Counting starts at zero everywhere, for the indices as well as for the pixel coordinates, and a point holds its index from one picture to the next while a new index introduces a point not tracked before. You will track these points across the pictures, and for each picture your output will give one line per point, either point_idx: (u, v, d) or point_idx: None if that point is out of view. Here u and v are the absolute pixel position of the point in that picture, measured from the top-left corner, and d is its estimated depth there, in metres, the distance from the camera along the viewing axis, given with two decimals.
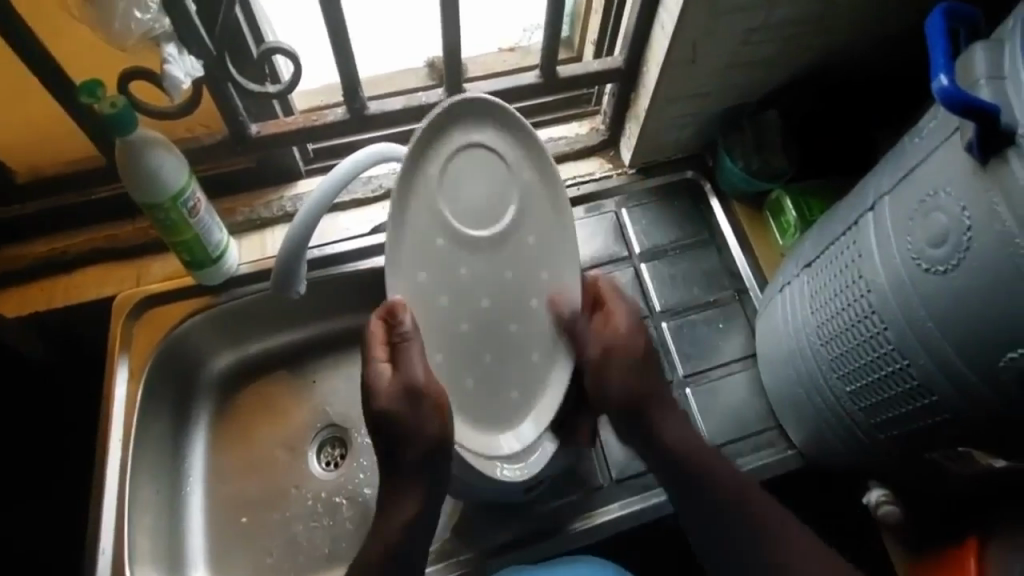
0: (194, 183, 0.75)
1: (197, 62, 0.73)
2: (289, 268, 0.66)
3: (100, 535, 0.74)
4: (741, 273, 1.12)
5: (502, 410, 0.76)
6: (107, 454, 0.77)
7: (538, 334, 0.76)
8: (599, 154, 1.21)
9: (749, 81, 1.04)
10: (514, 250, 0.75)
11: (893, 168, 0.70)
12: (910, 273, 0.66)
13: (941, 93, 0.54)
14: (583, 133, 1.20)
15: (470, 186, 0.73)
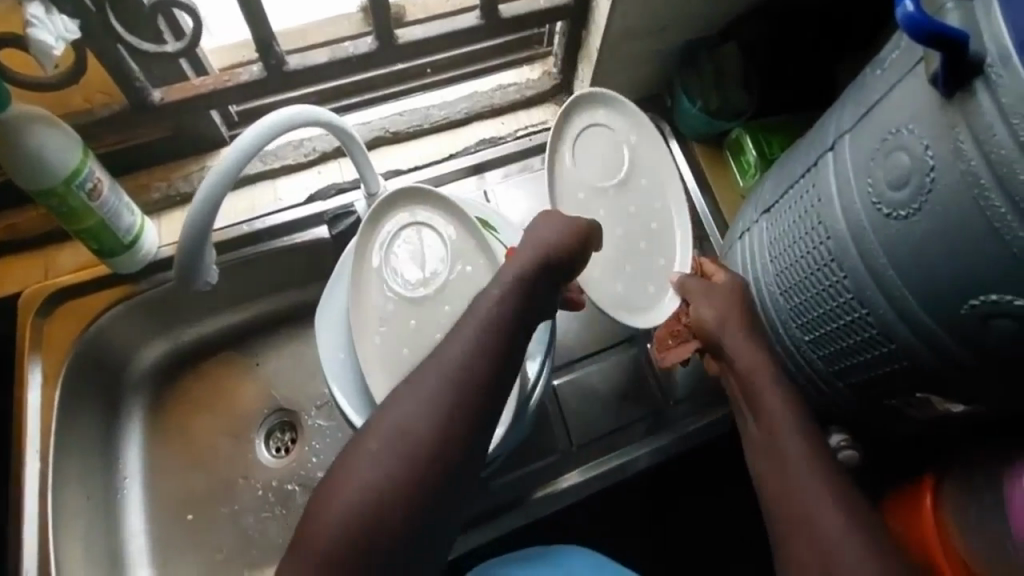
0: (92, 161, 0.68)
1: (70, 22, 0.64)
2: (195, 254, 0.60)
3: (23, 555, 0.68)
4: (702, 219, 1.09)
5: (643, 300, 0.81)
6: (23, 470, 0.70)
7: (668, 244, 0.84)
8: (553, 100, 1.14)
9: (706, 12, 0.97)
10: (635, 190, 0.85)
11: (853, 104, 0.66)
12: (869, 218, 0.63)
13: (907, 20, 0.49)
14: (535, 78, 1.12)
15: (593, 156, 0.85)
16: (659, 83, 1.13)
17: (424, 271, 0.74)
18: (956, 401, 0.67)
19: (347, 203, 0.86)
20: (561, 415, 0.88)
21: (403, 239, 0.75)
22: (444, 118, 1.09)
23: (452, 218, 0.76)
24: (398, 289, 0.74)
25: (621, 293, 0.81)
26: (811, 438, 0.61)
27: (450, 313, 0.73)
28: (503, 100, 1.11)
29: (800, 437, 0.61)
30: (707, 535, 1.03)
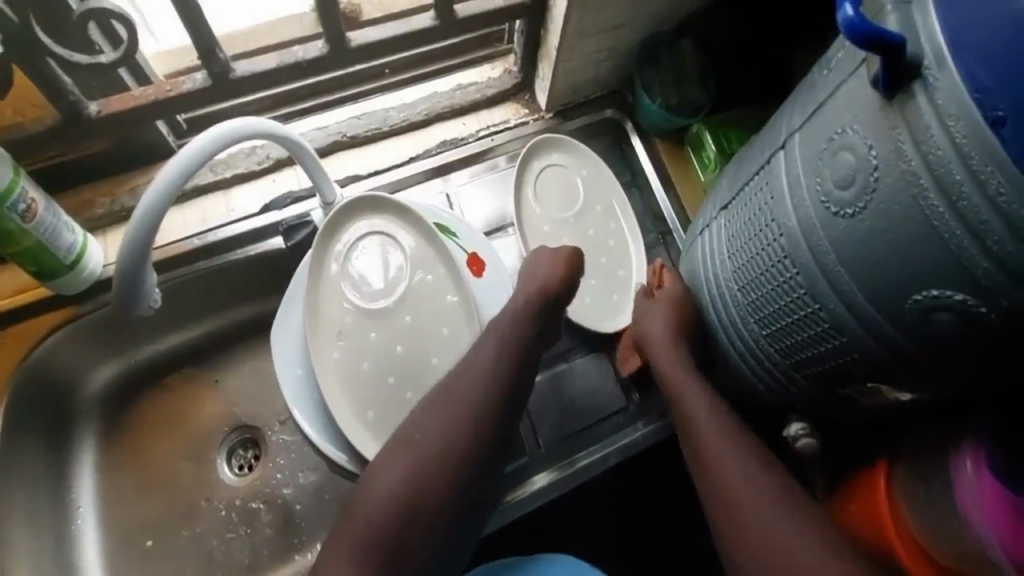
0: (25, 180, 0.65)
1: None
2: (135, 277, 0.58)
3: None
4: (664, 215, 1.11)
5: (609, 310, 0.97)
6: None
7: (623, 259, 1.02)
8: (514, 99, 1.14)
9: (659, 11, 0.99)
10: (591, 216, 1.03)
11: (803, 103, 0.68)
12: (819, 216, 0.65)
13: (847, 24, 0.50)
14: (495, 77, 1.12)
15: (554, 190, 1.03)
16: (618, 80, 1.14)
17: (384, 282, 0.74)
18: (903, 389, 0.69)
19: (305, 211, 0.85)
20: (530, 419, 0.88)
21: (361, 250, 0.74)
22: (403, 121, 1.08)
23: (411, 226, 0.75)
24: (358, 301, 0.73)
25: (588, 306, 0.95)
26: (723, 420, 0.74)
27: (410, 324, 0.74)
28: (463, 100, 1.10)
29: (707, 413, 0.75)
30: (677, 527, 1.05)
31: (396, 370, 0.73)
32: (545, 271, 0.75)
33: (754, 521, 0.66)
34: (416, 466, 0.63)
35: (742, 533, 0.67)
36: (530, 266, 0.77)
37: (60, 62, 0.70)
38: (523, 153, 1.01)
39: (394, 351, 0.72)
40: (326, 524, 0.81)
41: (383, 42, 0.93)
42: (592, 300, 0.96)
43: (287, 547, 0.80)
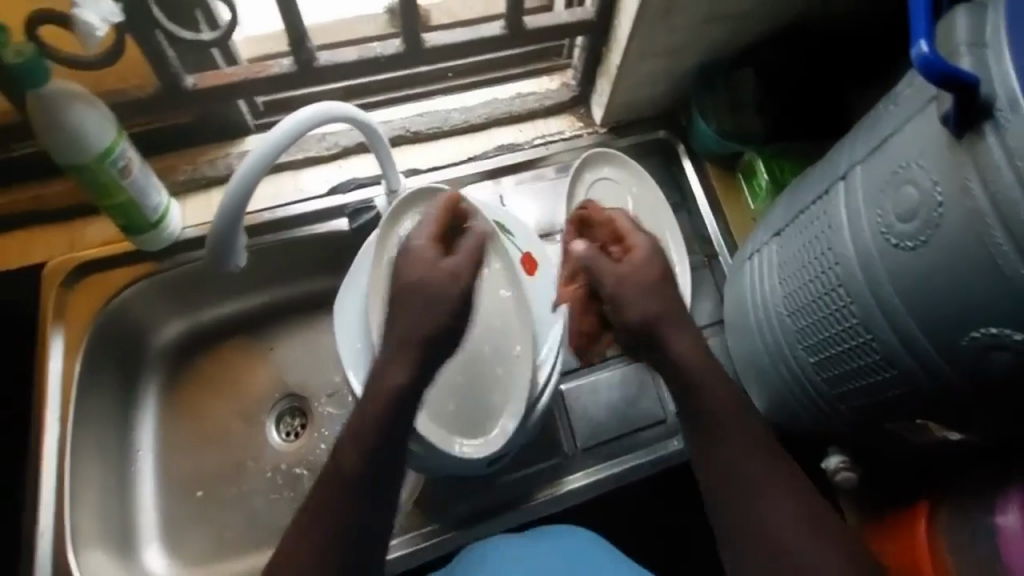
0: (125, 141, 0.71)
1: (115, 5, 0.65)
2: (228, 236, 0.62)
3: (40, 514, 0.72)
4: (712, 239, 1.11)
5: None
6: (41, 435, 0.73)
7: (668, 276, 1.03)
8: (570, 111, 1.16)
9: (723, 37, 1.00)
10: None
11: (867, 136, 0.69)
12: (878, 247, 0.65)
13: (921, 60, 0.52)
14: (554, 89, 1.15)
15: (604, 203, 1.05)
16: (674, 101, 1.16)
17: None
18: (953, 428, 0.69)
19: (368, 197, 0.88)
20: (568, 419, 0.85)
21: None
22: (463, 123, 1.12)
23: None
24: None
25: None
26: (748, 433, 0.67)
27: (463, 312, 0.75)
28: (522, 108, 1.13)
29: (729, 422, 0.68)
30: (710, 541, 1.03)
31: (450, 353, 0.75)
32: (414, 262, 0.68)
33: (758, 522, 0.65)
34: (367, 492, 0.63)
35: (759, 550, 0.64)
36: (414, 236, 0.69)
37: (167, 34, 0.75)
38: (576, 164, 1.04)
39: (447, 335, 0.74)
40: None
41: (454, 46, 0.96)
42: None
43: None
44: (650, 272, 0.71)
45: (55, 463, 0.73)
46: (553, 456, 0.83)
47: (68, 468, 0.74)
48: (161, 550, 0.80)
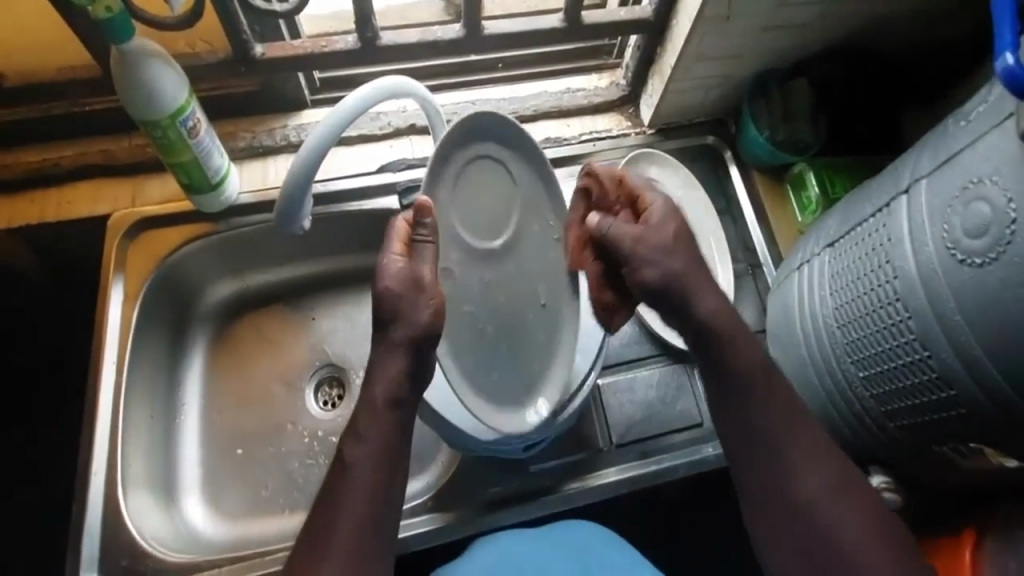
0: (195, 102, 0.73)
1: None
2: (294, 199, 0.63)
3: (95, 456, 0.74)
4: (755, 247, 1.07)
5: None
6: (100, 377, 0.76)
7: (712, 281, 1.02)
8: (617, 110, 1.14)
9: (782, 45, 0.98)
10: None
11: (933, 149, 0.66)
12: (941, 263, 0.63)
13: (1006, 74, 0.51)
14: (602, 87, 1.14)
15: None
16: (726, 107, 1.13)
17: (490, 218, 0.67)
18: (1010, 455, 0.68)
19: (417, 177, 0.89)
20: (603, 414, 0.84)
21: (468, 171, 0.66)
22: (512, 113, 1.11)
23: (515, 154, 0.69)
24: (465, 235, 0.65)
25: None
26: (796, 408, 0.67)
27: (512, 274, 0.69)
28: (571, 103, 1.12)
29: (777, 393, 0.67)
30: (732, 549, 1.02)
31: (495, 322, 0.68)
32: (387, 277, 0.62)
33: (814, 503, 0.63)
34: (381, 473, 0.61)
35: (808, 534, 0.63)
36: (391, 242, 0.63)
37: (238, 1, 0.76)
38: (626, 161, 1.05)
39: (496, 299, 0.67)
40: None
41: (509, 35, 0.96)
42: None
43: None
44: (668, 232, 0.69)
45: (110, 405, 0.76)
46: (586, 450, 0.82)
47: (121, 413, 0.76)
48: (200, 502, 0.82)
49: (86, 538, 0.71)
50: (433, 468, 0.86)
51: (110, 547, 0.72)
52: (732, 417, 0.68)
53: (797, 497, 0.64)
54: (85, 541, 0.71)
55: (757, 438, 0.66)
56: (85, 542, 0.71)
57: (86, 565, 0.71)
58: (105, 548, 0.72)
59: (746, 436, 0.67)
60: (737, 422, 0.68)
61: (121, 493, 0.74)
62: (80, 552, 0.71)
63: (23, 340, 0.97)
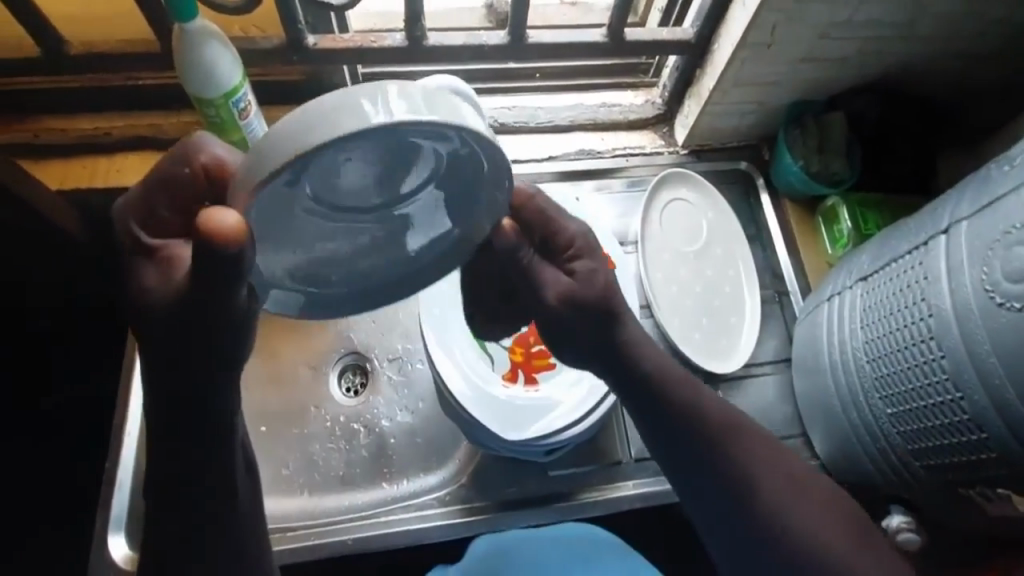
0: (248, 84, 0.75)
1: None
2: None
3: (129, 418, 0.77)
4: (784, 276, 1.06)
5: (715, 349, 0.98)
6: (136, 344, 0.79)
7: (737, 304, 1.01)
8: (651, 129, 1.14)
9: (821, 77, 0.99)
10: (710, 259, 1.04)
11: (973, 191, 0.67)
12: (978, 304, 0.63)
13: None
14: (638, 104, 1.13)
15: (677, 224, 1.04)
16: (761, 133, 1.12)
17: (375, 195, 0.45)
18: None
19: None
20: (624, 427, 0.84)
21: (351, 160, 0.40)
22: (548, 122, 1.10)
23: (459, 148, 0.41)
24: (306, 209, 0.43)
25: (695, 341, 0.97)
26: (738, 428, 0.65)
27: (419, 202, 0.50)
28: (606, 117, 1.12)
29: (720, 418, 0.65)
30: None
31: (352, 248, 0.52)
32: (157, 277, 0.45)
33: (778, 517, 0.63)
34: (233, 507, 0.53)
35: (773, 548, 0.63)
36: (165, 165, 0.47)
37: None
38: (659, 179, 1.04)
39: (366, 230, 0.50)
40: (414, 465, 0.84)
41: (553, 46, 0.97)
42: (702, 337, 0.97)
43: (377, 473, 0.83)
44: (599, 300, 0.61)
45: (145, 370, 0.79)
46: (604, 460, 0.82)
47: None
48: None
49: (117, 500, 0.74)
50: (451, 463, 0.83)
51: (137, 508, 0.74)
52: (676, 444, 0.65)
53: (795, 542, 0.63)
54: (116, 499, 0.74)
55: (701, 464, 0.64)
56: (114, 502, 0.74)
57: (113, 522, 0.73)
58: (132, 511, 0.74)
59: (698, 463, 0.64)
60: (684, 453, 0.65)
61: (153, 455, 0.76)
62: (109, 513, 0.73)
63: None
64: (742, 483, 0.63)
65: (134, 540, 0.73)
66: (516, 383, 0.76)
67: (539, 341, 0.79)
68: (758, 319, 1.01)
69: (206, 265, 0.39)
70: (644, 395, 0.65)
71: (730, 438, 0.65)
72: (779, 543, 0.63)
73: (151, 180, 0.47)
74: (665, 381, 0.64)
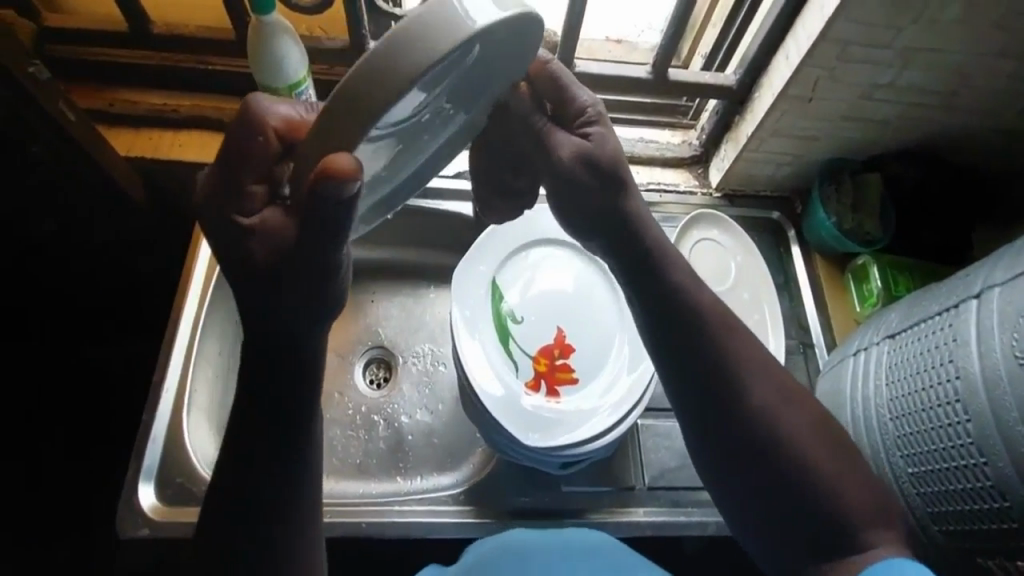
0: (310, 80, 0.79)
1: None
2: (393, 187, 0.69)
3: (166, 377, 0.79)
4: (811, 327, 1.06)
5: None
6: (182, 309, 0.83)
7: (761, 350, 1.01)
8: (686, 168, 1.15)
9: (858, 136, 1.00)
10: (735, 302, 1.04)
11: (1005, 260, 0.68)
12: (1007, 370, 0.63)
13: None
14: (675, 143, 1.15)
15: (705, 263, 1.05)
16: (795, 186, 1.13)
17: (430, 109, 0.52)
18: None
19: None
20: (638, 454, 0.84)
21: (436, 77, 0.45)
22: None
23: (509, 39, 0.47)
24: (377, 133, 0.46)
25: None
26: (730, 323, 0.62)
27: (473, 79, 0.52)
28: (642, 152, 1.13)
29: (711, 307, 0.62)
30: None
31: (404, 149, 0.56)
32: (262, 244, 0.45)
33: (771, 427, 0.58)
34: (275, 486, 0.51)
35: (763, 460, 0.57)
36: (236, 142, 0.44)
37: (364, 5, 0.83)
38: (688, 219, 1.06)
39: (421, 130, 0.55)
40: (432, 464, 0.85)
41: (598, 78, 0.99)
42: None
43: (391, 467, 0.85)
44: (604, 165, 0.59)
45: (186, 335, 0.82)
46: (617, 483, 0.82)
47: (195, 344, 0.82)
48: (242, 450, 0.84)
49: (147, 455, 0.75)
50: (464, 467, 0.85)
51: (163, 465, 0.76)
52: (667, 341, 0.61)
53: (790, 453, 0.57)
54: (146, 452, 0.76)
55: (691, 363, 0.60)
56: (146, 455, 0.75)
57: (142, 474, 0.75)
58: (163, 463, 0.76)
59: (687, 362, 0.60)
60: (670, 351, 0.61)
61: (184, 417, 0.78)
62: (140, 464, 0.75)
63: (93, 272, 1.01)
64: (732, 387, 0.59)
65: (163, 491, 0.75)
66: (538, 393, 0.77)
67: (563, 355, 0.80)
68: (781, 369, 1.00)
69: (319, 206, 0.41)
70: (634, 287, 0.62)
71: (722, 340, 0.60)
72: (764, 448, 0.58)
73: (225, 160, 0.44)
74: (660, 263, 0.62)
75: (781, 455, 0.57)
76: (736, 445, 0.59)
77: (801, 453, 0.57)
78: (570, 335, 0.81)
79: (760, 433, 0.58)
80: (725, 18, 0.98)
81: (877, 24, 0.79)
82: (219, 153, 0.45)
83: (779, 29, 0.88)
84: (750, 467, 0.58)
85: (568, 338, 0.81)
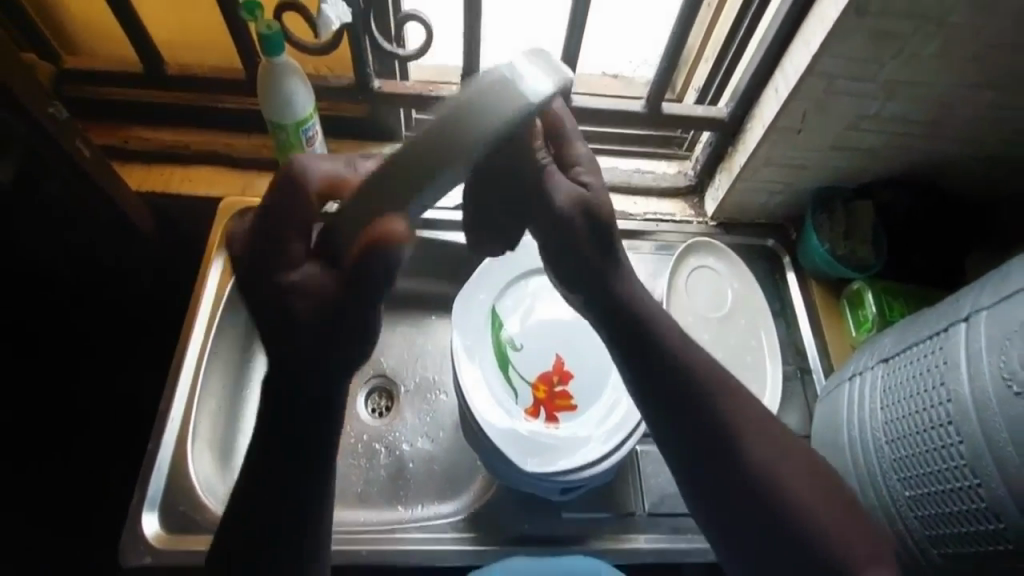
0: (316, 118, 0.82)
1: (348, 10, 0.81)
2: None
3: (172, 405, 0.80)
4: (807, 353, 1.07)
5: None
6: (189, 340, 0.84)
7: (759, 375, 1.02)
8: (683, 198, 1.18)
9: (847, 166, 1.04)
10: (733, 327, 1.05)
11: (991, 284, 0.69)
12: (995, 391, 0.65)
13: None
14: (671, 174, 1.18)
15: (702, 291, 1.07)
16: (788, 214, 1.16)
17: None
18: None
19: None
20: (638, 481, 0.84)
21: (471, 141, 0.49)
22: None
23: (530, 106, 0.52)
24: None
25: None
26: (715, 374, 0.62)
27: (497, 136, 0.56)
28: (639, 182, 1.16)
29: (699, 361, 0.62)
30: None
31: None
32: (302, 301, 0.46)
33: (761, 476, 0.59)
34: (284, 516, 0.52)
35: (754, 511, 0.58)
36: (279, 202, 0.48)
37: (370, 45, 0.86)
38: (686, 247, 1.08)
39: None
40: (433, 492, 0.86)
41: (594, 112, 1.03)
42: None
43: (393, 496, 0.85)
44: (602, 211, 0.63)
45: (193, 363, 0.83)
46: (617, 510, 0.82)
47: (201, 373, 0.83)
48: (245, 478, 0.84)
49: (153, 481, 0.76)
50: (465, 495, 0.85)
51: (169, 492, 0.77)
52: (656, 391, 0.62)
53: (781, 505, 0.58)
54: (151, 479, 0.76)
55: (680, 411, 0.61)
56: (151, 482, 0.76)
57: (146, 502, 0.75)
58: (167, 491, 0.77)
59: (674, 409, 0.61)
60: (660, 399, 0.61)
61: (188, 446, 0.79)
62: (146, 491, 0.76)
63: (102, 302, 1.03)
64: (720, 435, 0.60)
65: (166, 519, 0.75)
66: (537, 419, 0.78)
67: (562, 381, 0.81)
68: (779, 394, 1.01)
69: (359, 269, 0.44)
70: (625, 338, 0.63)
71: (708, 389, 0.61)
72: (754, 498, 0.58)
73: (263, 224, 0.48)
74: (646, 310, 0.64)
75: (771, 505, 0.58)
76: (728, 495, 0.59)
77: (791, 504, 0.58)
78: (569, 362, 0.83)
79: (751, 485, 0.58)
80: (716, 54, 1.02)
81: (859, 59, 0.82)
82: (259, 214, 0.48)
83: (766, 65, 0.92)
84: (743, 518, 0.58)
85: (567, 365, 0.83)
